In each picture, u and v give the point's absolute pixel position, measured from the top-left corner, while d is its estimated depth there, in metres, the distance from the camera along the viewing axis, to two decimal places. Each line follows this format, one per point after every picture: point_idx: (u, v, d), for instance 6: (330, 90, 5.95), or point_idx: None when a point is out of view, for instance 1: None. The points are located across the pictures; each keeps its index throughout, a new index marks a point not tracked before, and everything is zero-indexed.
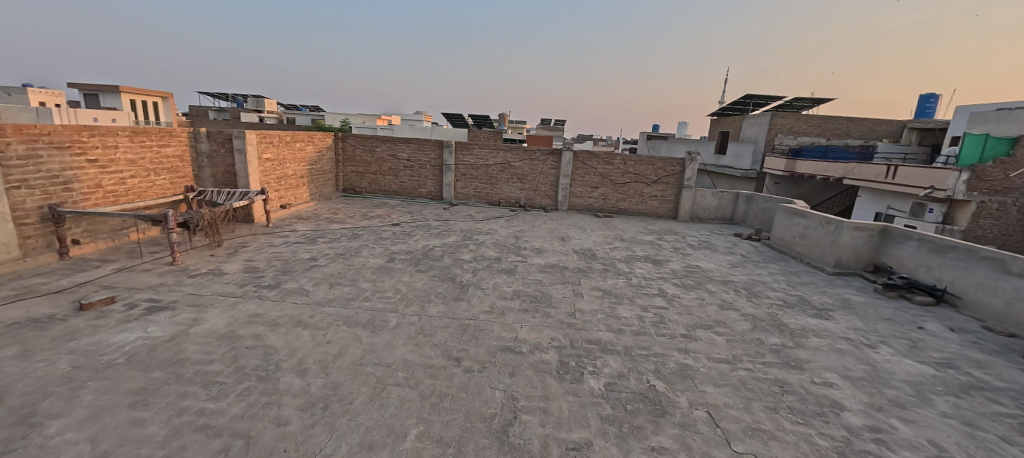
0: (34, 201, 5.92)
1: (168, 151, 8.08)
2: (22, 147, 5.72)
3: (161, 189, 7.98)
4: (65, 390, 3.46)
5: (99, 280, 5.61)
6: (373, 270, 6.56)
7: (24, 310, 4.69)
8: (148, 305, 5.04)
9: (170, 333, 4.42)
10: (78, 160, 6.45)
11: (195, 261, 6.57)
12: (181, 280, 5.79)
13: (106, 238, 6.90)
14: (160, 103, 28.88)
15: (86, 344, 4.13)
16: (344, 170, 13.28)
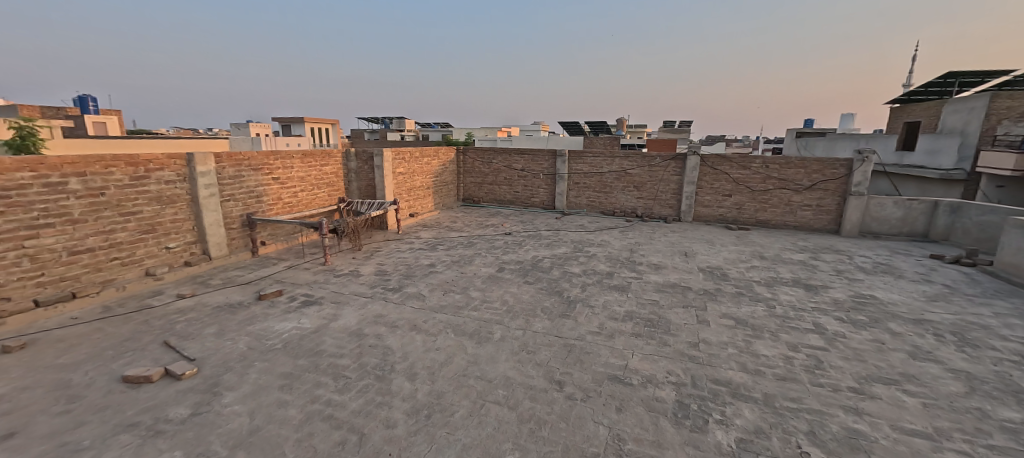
0: (238, 211, 7.64)
1: (327, 169, 9.68)
2: (232, 170, 7.44)
3: (322, 201, 9.59)
4: (239, 366, 4.24)
5: (274, 275, 6.92)
6: (483, 279, 6.72)
7: (224, 296, 6.01)
8: (304, 299, 5.99)
9: (315, 326, 5.14)
10: (267, 179, 8.14)
11: (341, 262, 7.65)
12: (329, 279, 6.77)
13: (283, 241, 8.55)
14: (331, 129, 35.47)
15: (258, 329, 5.05)
16: (465, 181, 14.22)
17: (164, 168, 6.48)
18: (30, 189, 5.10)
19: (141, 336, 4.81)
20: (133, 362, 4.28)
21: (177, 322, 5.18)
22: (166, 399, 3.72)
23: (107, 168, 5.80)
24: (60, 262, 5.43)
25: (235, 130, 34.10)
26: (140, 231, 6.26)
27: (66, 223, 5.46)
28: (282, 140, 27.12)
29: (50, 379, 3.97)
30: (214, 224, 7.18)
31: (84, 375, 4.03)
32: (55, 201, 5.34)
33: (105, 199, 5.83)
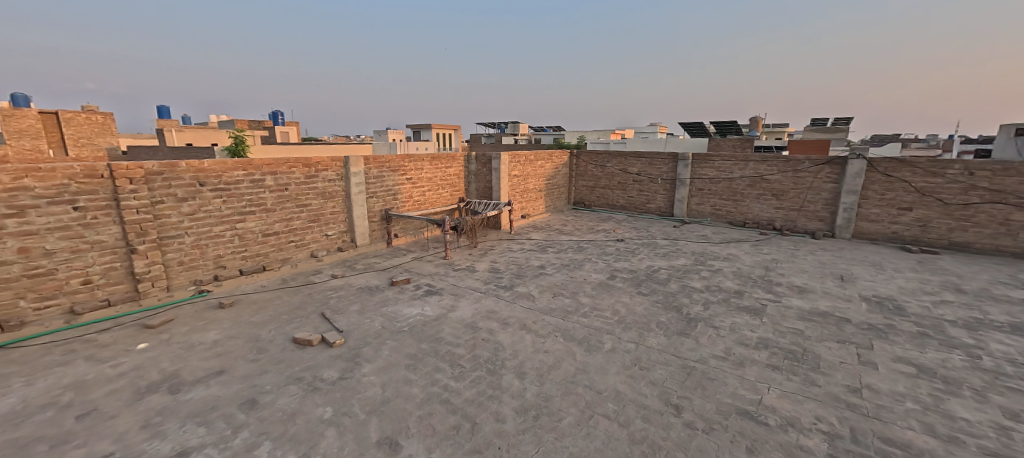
0: (379, 207, 8.81)
1: (451, 171, 10.54)
2: (376, 171, 8.60)
3: (445, 200, 10.49)
4: (375, 342, 4.86)
5: (403, 265, 7.78)
6: (594, 286, 6.55)
7: (365, 280, 6.96)
8: (427, 288, 6.61)
9: (436, 314, 5.61)
10: (402, 179, 9.21)
11: (459, 257, 8.25)
12: (448, 272, 7.36)
13: (412, 234, 9.57)
14: (454, 134, 38.70)
15: (390, 311, 5.72)
16: (576, 184, 14.12)
17: (328, 169, 7.80)
18: (242, 184, 6.62)
19: (306, 306, 5.85)
20: (300, 327, 5.22)
21: (331, 298, 6.17)
22: (321, 361, 4.45)
23: (290, 169, 7.21)
24: (256, 242, 6.94)
25: (378, 136, 39.57)
26: (309, 220, 7.63)
27: (262, 211, 6.94)
28: (413, 145, 30.50)
29: (247, 333, 5.08)
30: (361, 217, 8.40)
31: (268, 333, 5.06)
32: (257, 194, 6.83)
33: (288, 194, 7.25)
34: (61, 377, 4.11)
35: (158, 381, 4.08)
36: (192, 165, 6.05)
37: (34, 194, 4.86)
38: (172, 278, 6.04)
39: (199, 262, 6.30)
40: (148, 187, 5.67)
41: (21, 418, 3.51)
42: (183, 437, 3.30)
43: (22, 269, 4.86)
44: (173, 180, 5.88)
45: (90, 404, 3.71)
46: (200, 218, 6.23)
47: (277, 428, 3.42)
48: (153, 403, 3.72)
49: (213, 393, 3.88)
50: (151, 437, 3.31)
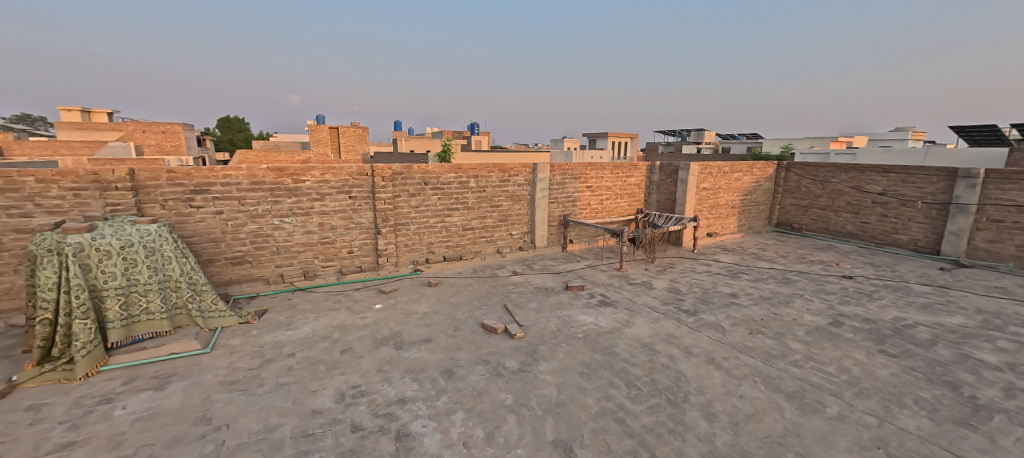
0: (558, 212, 9.20)
1: (632, 180, 10.21)
2: (559, 178, 9.01)
3: (622, 210, 10.24)
4: (550, 342, 5.04)
5: (577, 271, 7.90)
6: (808, 330, 5.29)
7: (542, 280, 7.34)
8: (601, 298, 6.52)
9: (610, 327, 5.48)
10: (582, 186, 9.41)
11: (634, 271, 7.89)
12: (623, 285, 7.10)
13: (586, 241, 9.66)
14: (630, 143, 37.66)
15: (565, 315, 5.86)
16: (782, 202, 11.79)
17: (518, 174, 8.55)
18: (452, 185, 7.85)
19: (492, 296, 6.52)
20: (487, 314, 5.85)
21: (512, 292, 6.73)
22: (504, 349, 4.86)
23: (489, 173, 8.18)
24: (457, 234, 8.13)
25: (555, 144, 41.76)
26: (499, 219, 8.53)
27: (464, 209, 8.08)
28: (588, 154, 30.89)
29: (447, 311, 5.98)
30: (541, 220, 8.92)
31: (462, 314, 5.84)
32: (462, 194, 7.99)
33: (485, 195, 8.24)
34: (334, 319, 5.64)
35: (388, 337, 5.16)
36: (421, 168, 7.49)
37: (331, 185, 6.82)
38: (400, 257, 7.61)
39: (417, 246, 7.77)
40: (393, 184, 7.28)
41: (312, 343, 4.94)
42: (403, 387, 4.07)
43: (319, 237, 6.90)
44: (407, 179, 7.40)
45: (348, 344, 4.95)
46: (422, 211, 7.67)
47: (468, 400, 3.87)
48: (384, 354, 4.72)
49: (423, 356, 4.68)
50: (383, 380, 4.19)
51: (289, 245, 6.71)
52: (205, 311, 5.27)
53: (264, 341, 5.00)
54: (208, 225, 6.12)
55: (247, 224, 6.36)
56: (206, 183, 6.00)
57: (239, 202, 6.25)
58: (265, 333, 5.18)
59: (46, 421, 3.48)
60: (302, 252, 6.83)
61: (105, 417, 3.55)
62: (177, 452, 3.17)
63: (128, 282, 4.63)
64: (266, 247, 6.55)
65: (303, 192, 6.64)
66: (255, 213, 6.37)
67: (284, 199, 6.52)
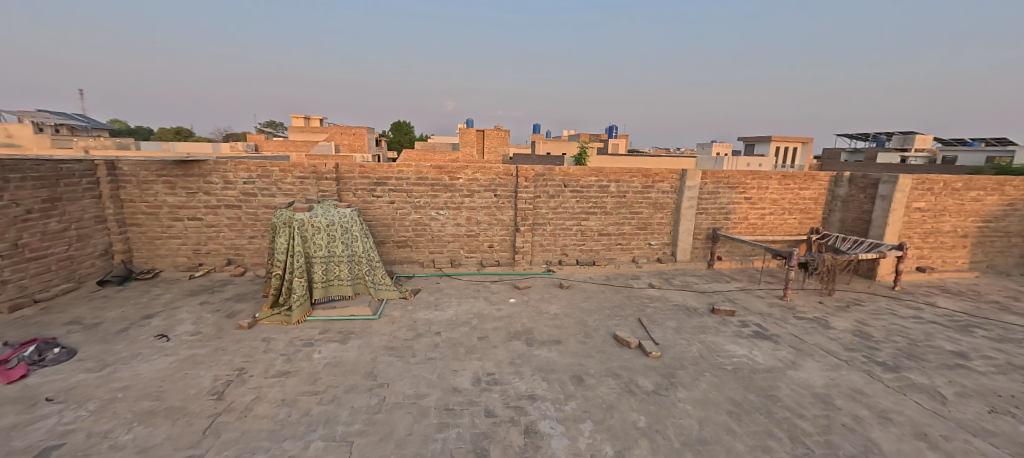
0: (706, 224, 8.29)
1: (806, 194, 8.55)
2: (711, 186, 8.11)
3: (789, 227, 8.68)
4: (692, 369, 4.54)
5: (726, 293, 6.97)
6: None
7: (683, 298, 6.69)
8: (757, 329, 5.61)
9: (769, 365, 4.66)
10: (739, 197, 8.28)
11: (802, 303, 6.58)
12: (787, 318, 5.98)
13: (738, 260, 8.47)
14: (801, 148, 31.75)
15: (710, 341, 5.22)
16: None
17: (664, 180, 7.96)
18: (592, 188, 7.73)
19: (625, 308, 6.21)
20: (620, 326, 5.59)
21: (648, 306, 6.30)
22: (637, 366, 4.57)
23: (631, 178, 7.82)
24: (592, 238, 8.00)
25: (702, 149, 37.88)
26: (637, 227, 8.10)
27: (602, 213, 7.90)
28: (744, 160, 27.08)
29: (578, 315, 5.92)
30: (686, 232, 8.14)
31: (593, 322, 5.70)
32: (601, 198, 7.81)
33: (624, 200, 7.91)
34: (473, 306, 6.12)
35: (520, 331, 5.36)
36: (562, 170, 7.59)
37: (480, 183, 7.42)
38: (534, 255, 7.87)
39: (552, 247, 7.92)
40: (534, 185, 7.54)
41: (455, 326, 5.45)
42: (532, 384, 4.16)
43: (466, 230, 7.60)
44: (548, 181, 7.58)
45: (485, 332, 5.31)
46: (559, 212, 7.76)
47: (597, 412, 3.74)
48: (516, 347, 4.92)
49: (553, 357, 4.71)
50: (514, 373, 4.35)
51: (441, 235, 7.55)
52: (377, 284, 6.30)
53: (417, 316, 5.72)
54: (383, 212, 7.30)
55: (411, 214, 7.36)
56: (385, 177, 7.15)
57: (407, 194, 7.27)
58: (418, 310, 5.92)
59: (273, 352, 4.61)
60: (451, 242, 7.61)
61: (308, 357, 4.53)
62: (352, 398, 3.84)
63: (329, 253, 5.83)
64: (423, 235, 7.50)
65: (457, 188, 7.38)
66: (418, 204, 7.34)
67: (441, 193, 7.35)
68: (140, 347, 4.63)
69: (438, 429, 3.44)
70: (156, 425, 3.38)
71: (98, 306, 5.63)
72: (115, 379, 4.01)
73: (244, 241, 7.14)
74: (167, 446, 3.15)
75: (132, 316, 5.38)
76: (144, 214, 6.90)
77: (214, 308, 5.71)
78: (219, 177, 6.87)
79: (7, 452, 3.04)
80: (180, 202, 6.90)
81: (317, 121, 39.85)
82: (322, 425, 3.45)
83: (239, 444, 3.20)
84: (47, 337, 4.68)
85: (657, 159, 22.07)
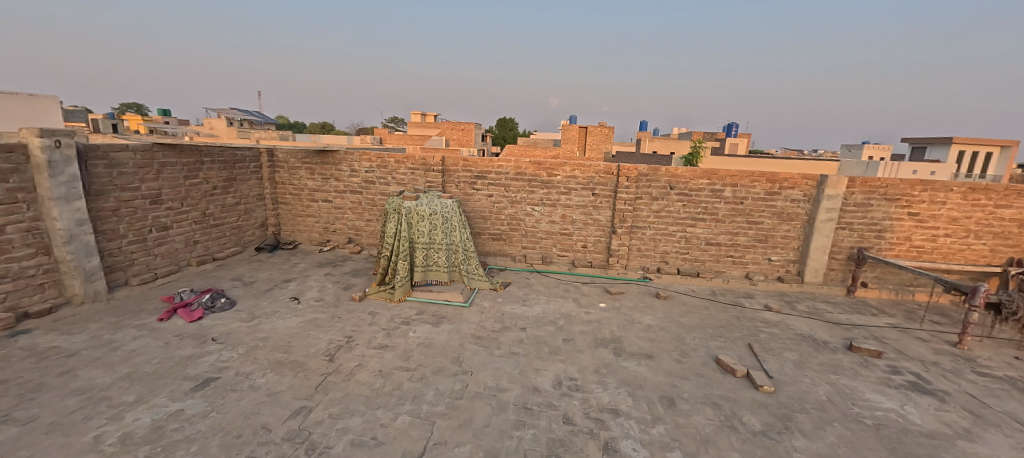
0: (849, 242, 6.90)
1: (1006, 213, 6.56)
2: (860, 197, 6.71)
3: (973, 255, 6.79)
4: (815, 415, 3.80)
5: (870, 328, 5.71)
6: None
7: (809, 327, 5.66)
8: (913, 379, 4.47)
9: (929, 428, 3.67)
10: (899, 212, 6.71)
11: (988, 355, 5.07)
12: (962, 372, 4.66)
13: (891, 289, 6.90)
14: (1000, 154, 24.62)
15: (843, 384, 4.31)
16: None
17: (795, 187, 6.82)
18: (703, 192, 6.98)
19: (733, 330, 5.49)
20: (724, 349, 4.95)
21: (761, 331, 5.48)
22: (743, 399, 3.98)
23: (753, 183, 6.85)
24: (698, 247, 7.25)
25: (849, 151, 31.77)
26: (755, 239, 7.10)
27: (712, 220, 7.09)
28: (909, 167, 21.96)
29: (675, 331, 5.41)
30: (820, 249, 6.88)
31: (693, 340, 5.15)
32: (713, 203, 7.01)
33: (741, 207, 6.98)
34: (561, 306, 6.00)
35: (608, 339, 5.09)
36: (669, 171, 6.98)
37: (578, 181, 7.23)
38: (630, 260, 7.43)
39: (651, 253, 7.38)
40: (636, 185, 7.08)
41: (541, 324, 5.39)
42: (617, 398, 3.90)
43: (560, 228, 7.49)
44: (653, 181, 7.04)
45: (571, 334, 5.15)
46: (662, 216, 7.18)
47: (690, 443, 3.34)
48: (603, 356, 4.67)
49: (642, 373, 4.36)
50: (598, 382, 4.14)
51: (535, 231, 7.56)
52: (470, 273, 6.55)
53: (505, 309, 5.81)
54: (482, 204, 7.58)
55: (508, 208, 7.50)
56: (485, 171, 7.39)
57: (505, 188, 7.41)
58: (507, 303, 6.01)
59: (377, 325, 5.10)
60: (544, 239, 7.58)
61: (404, 335, 4.90)
62: (438, 380, 4.04)
63: (430, 240, 6.24)
64: (518, 229, 7.59)
65: (554, 185, 7.29)
66: (515, 199, 7.44)
67: (538, 190, 7.34)
68: (279, 306, 5.52)
69: (515, 427, 3.42)
70: (282, 374, 3.98)
71: (254, 268, 6.88)
72: (259, 330, 4.84)
73: (362, 223, 8.05)
74: (289, 394, 3.68)
75: (276, 279, 6.46)
76: (291, 195, 8.22)
77: (335, 280, 6.55)
78: (347, 166, 7.83)
79: (184, 376, 3.87)
80: (317, 186, 8.05)
81: (432, 117, 43.23)
82: (409, 401, 3.69)
83: (341, 404, 3.59)
84: (218, 289, 5.86)
85: (787, 161, 19.09)
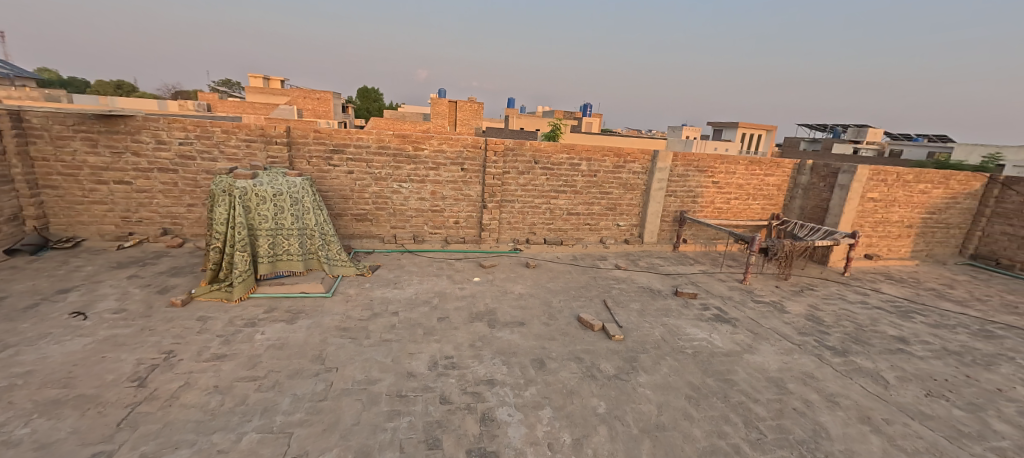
0: (674, 208, 8.33)
1: (771, 180, 8.73)
2: (682, 169, 8.08)
3: (752, 212, 8.91)
4: (653, 353, 4.52)
5: (689, 276, 7.05)
6: (1023, 409, 3.93)
7: (648, 280, 6.71)
8: (717, 312, 5.69)
9: (727, 349, 4.72)
10: (707, 181, 8.32)
11: (761, 287, 6.80)
12: (746, 302, 6.13)
13: (702, 243, 8.61)
14: (767, 136, 32.73)
15: (672, 324, 5.24)
16: (990, 228, 8.92)
17: (635, 161, 7.85)
18: (563, 166, 7.51)
19: (591, 289, 6.16)
20: (585, 307, 5.52)
21: (613, 288, 6.28)
22: (600, 350, 4.50)
23: (603, 157, 7.65)
24: (561, 218, 7.86)
25: (673, 132, 38.36)
26: (607, 208, 8.01)
27: (572, 192, 7.72)
28: (711, 144, 27.54)
29: (543, 297, 5.80)
30: (654, 214, 8.15)
31: (559, 303, 5.61)
32: (571, 176, 7.62)
33: (595, 180, 7.75)
34: (435, 285, 5.86)
35: (482, 312, 5.17)
36: (533, 145, 7.28)
37: (446, 156, 7.02)
38: (502, 233, 7.66)
39: (520, 225, 7.72)
40: (503, 160, 7.22)
41: (414, 306, 5.18)
42: (492, 368, 4.00)
43: (430, 205, 7.23)
44: (518, 156, 7.27)
45: (446, 312, 5.08)
46: (528, 190, 7.53)
47: (558, 398, 3.63)
48: (478, 329, 4.73)
49: (515, 340, 4.56)
50: (474, 356, 4.17)
51: (404, 209, 7.16)
52: (331, 260, 5.90)
53: (375, 295, 5.41)
54: (341, 182, 6.79)
55: (371, 185, 6.89)
56: (342, 144, 6.60)
57: (367, 164, 6.78)
58: (376, 288, 5.59)
59: (209, 333, 4.21)
60: (414, 217, 7.24)
61: (248, 339, 4.15)
62: (295, 384, 3.54)
63: (275, 225, 5.35)
64: (384, 209, 7.08)
65: (421, 160, 6.94)
66: (379, 176, 6.87)
67: (404, 165, 6.91)
68: (50, 326, 4.08)
69: (389, 418, 3.23)
70: (60, 417, 2.97)
71: (4, 278, 4.95)
72: (16, 363, 3.50)
73: (183, 209, 6.48)
74: (72, 442, 2.77)
75: (44, 290, 4.76)
76: (60, 175, 6.09)
77: (144, 283, 5.15)
78: (150, 135, 6.11)
79: None
80: (104, 163, 6.12)
81: (278, 83, 37.23)
82: (259, 415, 3.15)
83: (159, 438, 2.86)
84: None
85: (630, 139, 22.16)
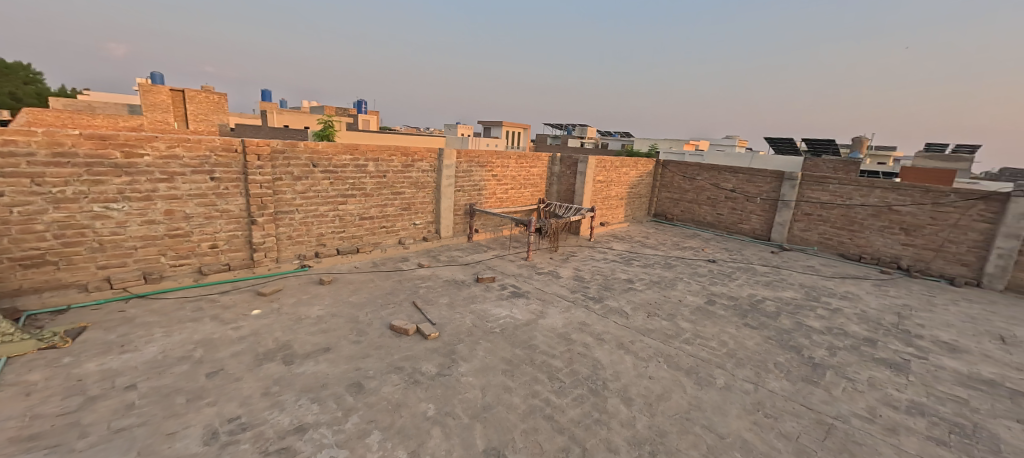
0: (464, 201, 8.93)
1: (535, 171, 10.45)
2: (466, 165, 8.72)
3: (525, 199, 10.48)
4: (469, 341, 4.78)
5: (485, 262, 7.76)
6: (692, 310, 6.11)
7: (451, 272, 7.02)
8: (513, 289, 6.49)
9: (526, 319, 5.45)
10: (488, 175, 9.26)
11: (540, 261, 8.13)
12: (532, 275, 7.22)
13: (491, 231, 9.59)
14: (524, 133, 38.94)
15: (480, 309, 5.66)
16: (660, 195, 13.32)
17: (423, 159, 7.98)
18: (348, 168, 6.92)
19: (399, 293, 5.99)
20: (396, 314, 5.33)
21: (420, 287, 6.28)
22: (419, 353, 4.45)
23: (390, 157, 7.45)
24: (353, 224, 7.25)
25: (450, 130, 40.85)
26: (401, 208, 7.88)
27: (362, 196, 7.22)
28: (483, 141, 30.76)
29: (346, 313, 5.27)
30: (447, 209, 8.53)
31: (367, 316, 5.21)
32: (358, 178, 7.10)
33: (385, 181, 7.49)
34: (194, 332, 4.48)
35: (273, 349, 4.29)
36: (308, 146, 6.40)
37: (182, 162, 5.36)
38: (281, 251, 6.49)
39: (305, 238, 6.72)
40: (271, 164, 6.08)
41: (163, 368, 3.82)
42: (299, 412, 3.38)
43: (166, 229, 5.41)
44: (291, 159, 6.25)
45: (218, 363, 3.96)
46: (310, 197, 6.61)
47: (384, 418, 3.40)
48: (271, 372, 3.90)
49: (323, 370, 3.99)
50: (272, 406, 3.43)
51: (120, 240, 5.11)
52: None
53: (85, 370, 3.70)
54: None
55: (47, 212, 4.61)
56: None
57: (31, 180, 4.48)
58: (85, 360, 3.83)
59: None
60: (140, 248, 5.27)
61: None
62: None
63: None
64: (81, 243, 4.86)
65: (140, 170, 5.08)
66: (61, 196, 4.66)
67: (110, 178, 4.91)
68: None
69: None
70: None
71: None
72: None
73: None
74: None
75: None
76: None
77: None
78: None
79: None
80: None
81: None
82: None
83: None
84: None
85: (412, 137, 22.41)
